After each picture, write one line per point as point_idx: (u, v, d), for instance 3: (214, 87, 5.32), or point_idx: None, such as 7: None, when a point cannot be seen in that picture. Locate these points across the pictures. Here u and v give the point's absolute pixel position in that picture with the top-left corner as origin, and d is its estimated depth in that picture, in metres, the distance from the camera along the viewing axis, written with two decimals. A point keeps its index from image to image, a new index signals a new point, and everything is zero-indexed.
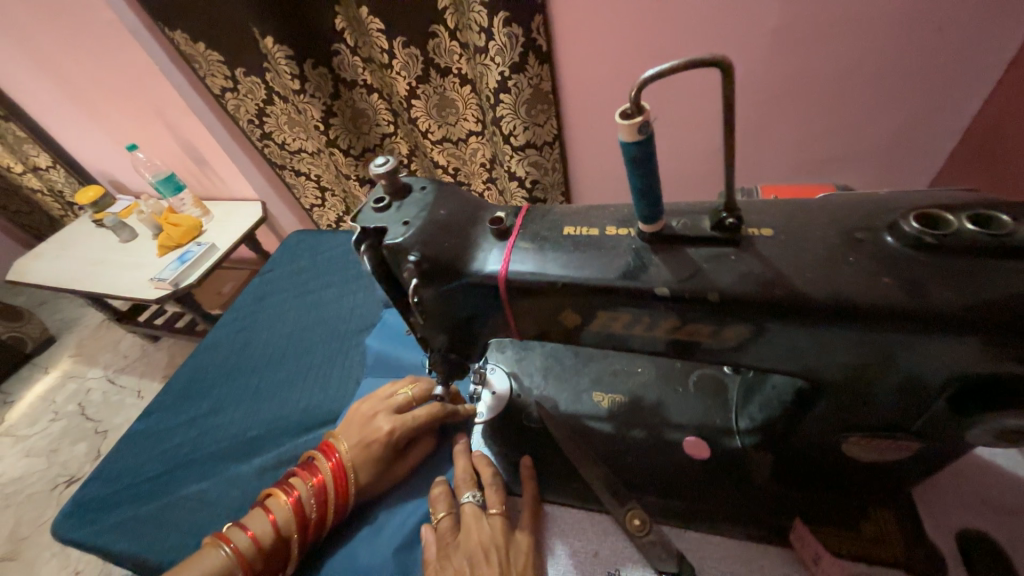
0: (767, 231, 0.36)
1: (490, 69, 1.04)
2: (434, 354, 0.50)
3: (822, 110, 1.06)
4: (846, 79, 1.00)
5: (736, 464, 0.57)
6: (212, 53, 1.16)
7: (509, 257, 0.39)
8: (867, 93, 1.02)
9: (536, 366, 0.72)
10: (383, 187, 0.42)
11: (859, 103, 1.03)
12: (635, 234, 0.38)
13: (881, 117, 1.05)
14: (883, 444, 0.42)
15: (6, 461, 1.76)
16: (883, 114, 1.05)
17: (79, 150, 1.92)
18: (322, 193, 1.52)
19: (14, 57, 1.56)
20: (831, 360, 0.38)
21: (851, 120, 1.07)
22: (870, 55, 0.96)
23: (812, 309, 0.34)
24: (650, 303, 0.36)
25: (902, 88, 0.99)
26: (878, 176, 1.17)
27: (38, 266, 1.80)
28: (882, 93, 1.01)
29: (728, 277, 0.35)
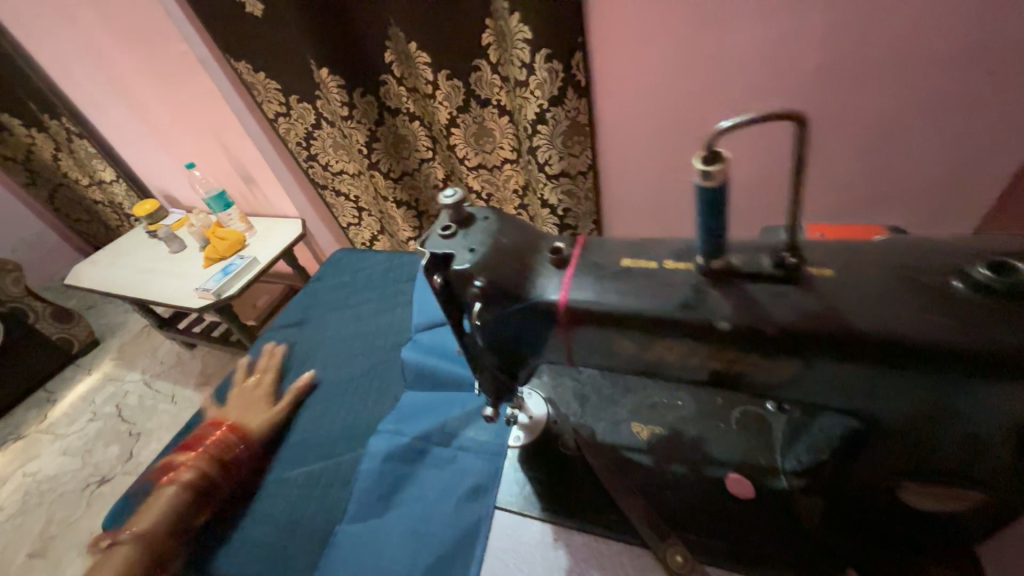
0: (825, 271, 0.37)
1: (529, 101, 1.09)
2: (484, 372, 0.52)
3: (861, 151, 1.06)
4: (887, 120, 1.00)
5: (782, 505, 0.55)
6: (271, 81, 1.24)
7: (568, 287, 0.41)
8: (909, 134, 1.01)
9: (572, 394, 0.72)
10: (450, 215, 0.45)
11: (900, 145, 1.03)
12: (693, 268, 0.39)
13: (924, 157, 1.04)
14: (942, 491, 0.42)
15: (45, 457, 1.84)
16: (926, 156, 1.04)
17: (141, 167, 2.07)
18: (359, 213, 1.57)
19: (95, 82, 1.71)
20: (893, 403, 0.37)
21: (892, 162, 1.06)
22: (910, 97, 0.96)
23: (870, 346, 0.34)
24: (710, 336, 0.38)
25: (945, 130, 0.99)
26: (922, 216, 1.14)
27: (95, 272, 1.92)
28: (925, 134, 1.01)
29: (787, 313, 0.35)
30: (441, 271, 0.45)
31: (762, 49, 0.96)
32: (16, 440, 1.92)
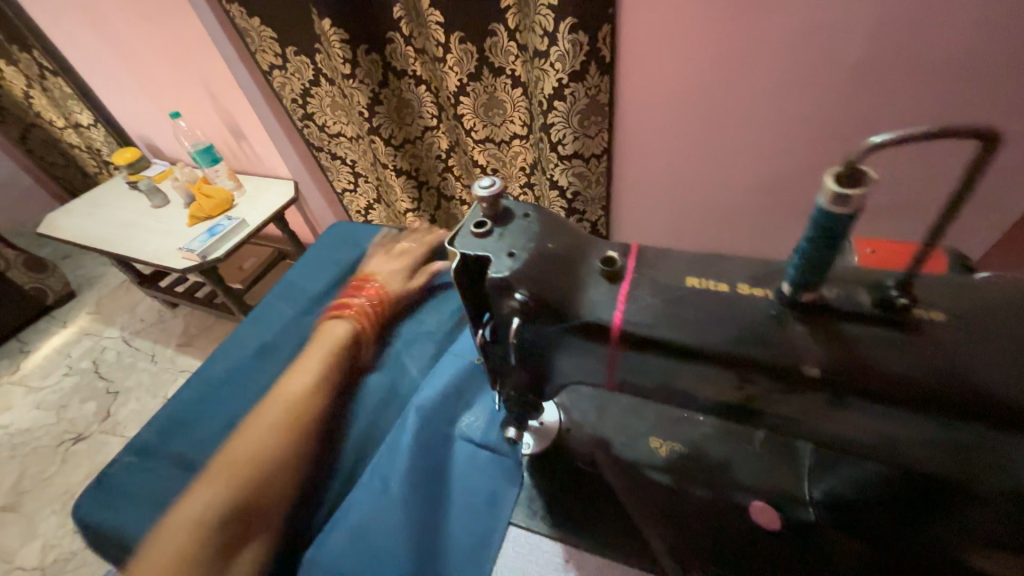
0: (940, 316, 0.32)
1: (547, 74, 0.99)
2: (507, 386, 0.46)
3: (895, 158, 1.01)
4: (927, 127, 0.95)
5: (810, 537, 0.52)
6: (266, 29, 1.12)
7: (624, 309, 0.35)
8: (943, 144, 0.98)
9: (588, 401, 0.68)
10: (483, 209, 0.39)
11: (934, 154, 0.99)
12: (772, 294, 0.34)
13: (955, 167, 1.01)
14: None
15: (17, 410, 1.76)
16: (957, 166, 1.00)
17: (121, 111, 1.91)
18: (356, 178, 1.47)
19: (69, 11, 1.55)
20: (985, 460, 0.33)
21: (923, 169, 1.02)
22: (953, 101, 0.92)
23: (992, 407, 0.30)
24: (792, 376, 0.33)
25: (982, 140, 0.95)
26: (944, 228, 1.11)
27: (70, 222, 1.80)
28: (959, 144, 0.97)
29: (899, 365, 0.32)
30: (471, 274, 0.39)
31: (808, 37, 0.90)
32: None
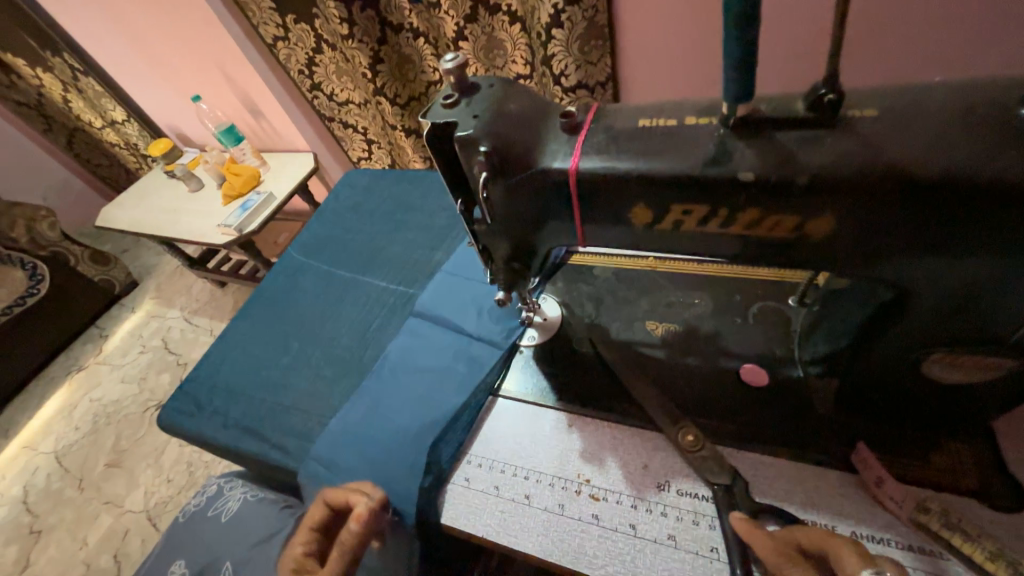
0: (868, 112, 0.33)
1: (543, 2, 0.96)
2: (497, 263, 0.51)
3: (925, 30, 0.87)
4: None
5: (797, 390, 0.55)
6: (264, 0, 1.13)
7: (579, 154, 0.39)
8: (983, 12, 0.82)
9: (587, 296, 0.71)
10: (452, 84, 0.42)
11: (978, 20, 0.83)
12: (716, 121, 0.36)
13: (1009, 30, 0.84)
14: (971, 361, 0.40)
15: (105, 385, 2.01)
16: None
17: (148, 104, 2.02)
18: (369, 145, 1.52)
19: (86, 9, 1.63)
20: (933, 263, 0.34)
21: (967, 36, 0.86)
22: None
23: (921, 187, 0.31)
24: (733, 190, 0.35)
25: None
26: None
27: (120, 213, 1.96)
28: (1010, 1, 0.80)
29: (823, 158, 0.33)
30: (444, 144, 0.43)
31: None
32: (78, 369, 2.08)
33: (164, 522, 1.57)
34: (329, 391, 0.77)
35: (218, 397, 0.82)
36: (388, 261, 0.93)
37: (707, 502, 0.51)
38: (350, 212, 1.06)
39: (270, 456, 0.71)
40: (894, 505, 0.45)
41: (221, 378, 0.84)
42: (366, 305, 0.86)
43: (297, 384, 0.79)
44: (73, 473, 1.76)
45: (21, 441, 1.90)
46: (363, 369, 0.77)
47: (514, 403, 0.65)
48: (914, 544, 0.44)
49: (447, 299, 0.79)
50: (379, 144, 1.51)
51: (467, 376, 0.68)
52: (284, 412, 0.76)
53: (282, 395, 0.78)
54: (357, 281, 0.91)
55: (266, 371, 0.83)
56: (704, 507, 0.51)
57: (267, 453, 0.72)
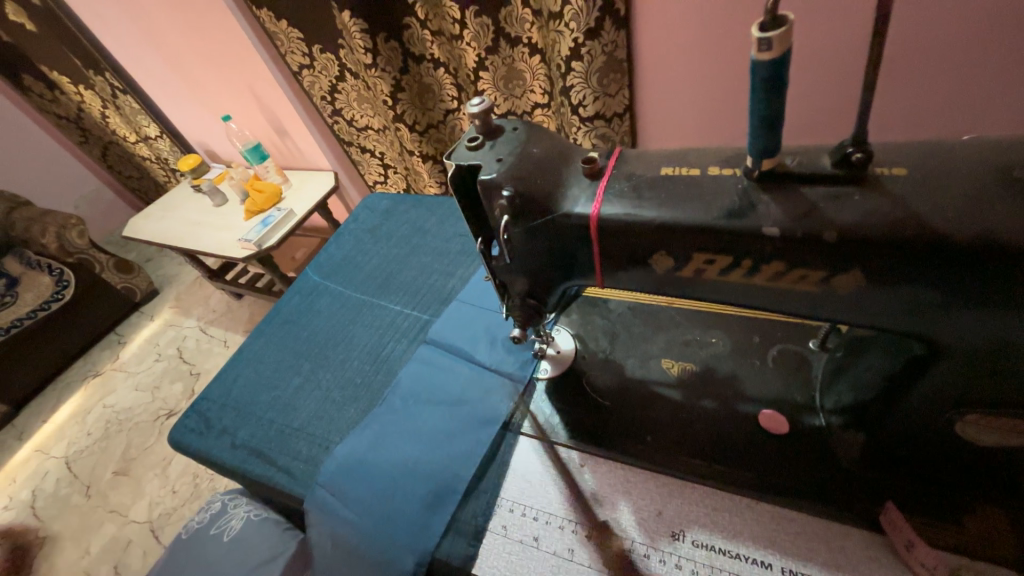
0: (898, 170, 0.32)
1: (563, 35, 0.99)
2: (513, 299, 0.51)
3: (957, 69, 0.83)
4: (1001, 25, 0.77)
5: (819, 440, 0.53)
6: (293, 31, 1.18)
7: (601, 200, 0.39)
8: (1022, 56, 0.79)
9: (601, 330, 0.70)
10: (477, 127, 0.43)
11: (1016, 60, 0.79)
12: (740, 173, 0.36)
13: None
14: (1007, 425, 0.38)
15: (119, 392, 2.03)
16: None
17: (181, 122, 2.11)
18: (386, 169, 1.56)
19: (131, 33, 1.73)
20: (975, 327, 0.33)
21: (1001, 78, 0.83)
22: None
23: (954, 250, 0.30)
24: (758, 244, 0.35)
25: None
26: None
27: (147, 224, 2.03)
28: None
29: (851, 215, 0.32)
30: (466, 185, 0.44)
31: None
32: (94, 375, 2.12)
33: (166, 533, 1.57)
34: (337, 414, 0.76)
35: (228, 416, 0.82)
36: (402, 285, 0.93)
37: (724, 556, 0.49)
38: (369, 235, 1.08)
39: (273, 479, 0.71)
40: (926, 571, 0.43)
41: (232, 397, 0.85)
42: (380, 329, 0.87)
43: (305, 407, 0.79)
44: (81, 478, 1.77)
45: (35, 443, 1.93)
46: (373, 393, 0.77)
47: (525, 440, 0.64)
48: None
49: (460, 329, 0.79)
50: (395, 169, 1.55)
51: (477, 408, 0.67)
52: (291, 435, 0.76)
53: (290, 418, 0.78)
54: (372, 304, 0.92)
55: (276, 392, 0.83)
56: (720, 561, 0.49)
57: (270, 476, 0.71)
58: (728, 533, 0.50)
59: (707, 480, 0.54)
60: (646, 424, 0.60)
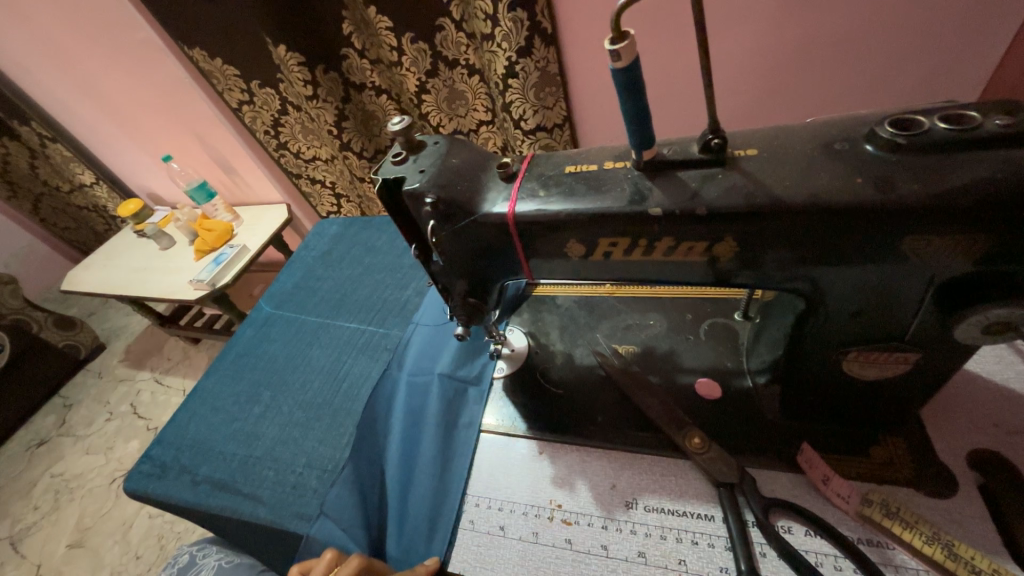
0: (752, 151, 0.39)
1: (497, 55, 1.04)
2: (455, 300, 0.54)
3: (819, 81, 1.03)
4: (848, 49, 0.96)
5: (746, 400, 0.59)
6: (229, 67, 1.18)
7: (515, 199, 0.43)
8: (863, 74, 1.00)
9: (551, 326, 0.75)
10: (400, 143, 0.47)
11: (858, 79, 1.01)
12: (631, 165, 0.42)
13: (882, 88, 1.02)
14: (881, 358, 0.44)
15: (67, 458, 1.90)
16: (890, 78, 1.00)
17: (119, 166, 2.05)
18: (338, 199, 1.57)
19: (57, 81, 1.68)
20: (832, 278, 0.39)
21: (848, 93, 1.04)
22: (888, 11, 0.89)
23: (792, 212, 0.35)
24: (648, 225, 0.40)
25: (910, 61, 0.96)
26: (915, 96, 1.02)
27: (87, 275, 1.93)
28: (886, 65, 0.98)
29: (717, 192, 0.37)
30: (395, 199, 0.47)
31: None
32: (38, 444, 1.97)
33: None
34: (302, 437, 0.76)
35: (188, 457, 0.79)
36: (358, 304, 0.95)
37: (673, 516, 0.53)
38: (322, 261, 1.08)
39: (241, 510, 0.69)
40: (841, 500, 0.48)
41: (188, 439, 0.82)
42: (338, 350, 0.87)
43: (267, 437, 0.78)
44: (29, 558, 1.63)
45: None
46: (336, 412, 0.78)
47: (485, 436, 0.66)
48: (864, 537, 0.46)
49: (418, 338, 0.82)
50: (348, 198, 1.56)
51: (439, 410, 0.70)
52: (257, 465, 0.75)
53: (255, 450, 0.77)
54: (329, 326, 0.93)
55: (238, 427, 0.81)
56: (670, 521, 0.53)
57: (238, 506, 0.70)
58: (675, 495, 0.54)
59: (652, 449, 0.58)
60: (596, 406, 0.64)
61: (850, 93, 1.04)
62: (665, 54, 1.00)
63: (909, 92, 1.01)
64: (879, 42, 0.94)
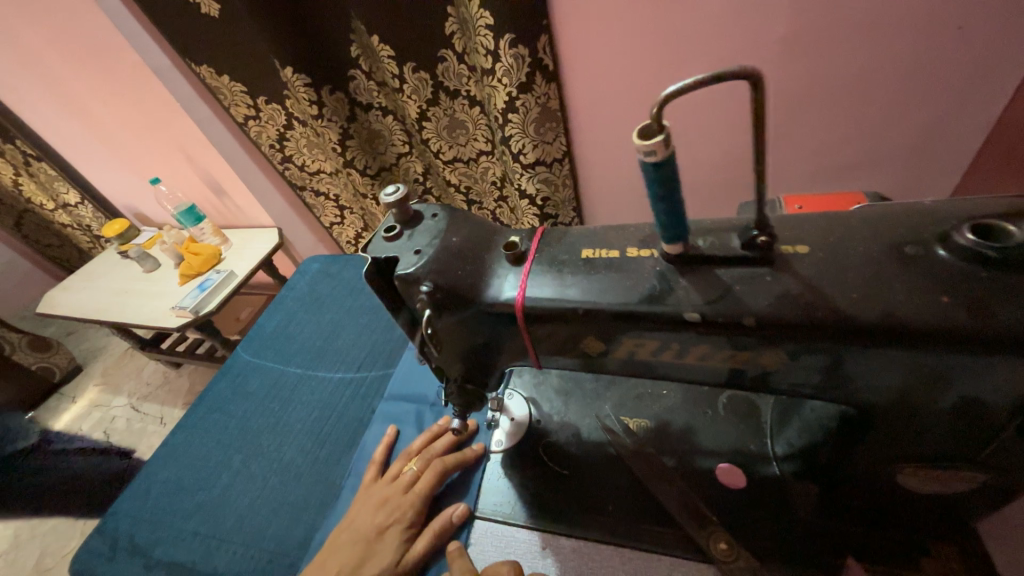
0: (801, 249, 0.35)
1: (497, 90, 0.98)
2: (450, 383, 0.49)
3: (827, 130, 1.00)
4: (859, 100, 0.94)
5: (777, 493, 0.52)
6: (237, 84, 1.08)
7: (525, 283, 0.39)
8: (872, 126, 0.98)
9: (556, 392, 0.68)
10: (394, 216, 0.43)
11: (869, 129, 0.99)
12: (658, 255, 0.38)
13: (890, 142, 1.00)
14: (944, 475, 0.39)
15: (32, 491, 1.76)
16: (898, 132, 0.98)
17: (107, 186, 1.98)
18: (341, 213, 1.42)
19: (46, 100, 1.62)
20: (881, 386, 0.35)
21: (863, 140, 1.01)
22: (897, 63, 0.88)
23: (857, 331, 0.32)
24: (679, 327, 0.35)
25: (923, 111, 0.94)
26: (921, 152, 1.01)
27: (65, 298, 1.83)
28: (901, 109, 0.95)
29: (764, 298, 0.34)
30: (386, 277, 0.42)
31: (740, 16, 0.87)
32: None
33: None
34: (273, 515, 0.68)
35: (149, 533, 0.71)
36: (343, 354, 0.88)
37: None
38: (306, 303, 1.02)
39: None
40: None
41: (148, 507, 0.74)
42: (320, 408, 0.80)
43: (238, 513, 0.70)
44: None
45: None
46: (314, 485, 0.70)
47: (481, 523, 0.59)
48: None
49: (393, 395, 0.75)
50: (352, 211, 1.41)
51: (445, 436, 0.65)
52: (223, 547, 0.67)
53: (223, 527, 0.69)
54: (310, 377, 0.86)
55: (206, 498, 0.73)
56: None
57: None
58: None
59: (672, 549, 0.50)
60: (606, 492, 0.57)
61: (860, 142, 1.01)
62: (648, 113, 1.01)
63: (913, 145, 1.00)
64: (890, 92, 0.92)
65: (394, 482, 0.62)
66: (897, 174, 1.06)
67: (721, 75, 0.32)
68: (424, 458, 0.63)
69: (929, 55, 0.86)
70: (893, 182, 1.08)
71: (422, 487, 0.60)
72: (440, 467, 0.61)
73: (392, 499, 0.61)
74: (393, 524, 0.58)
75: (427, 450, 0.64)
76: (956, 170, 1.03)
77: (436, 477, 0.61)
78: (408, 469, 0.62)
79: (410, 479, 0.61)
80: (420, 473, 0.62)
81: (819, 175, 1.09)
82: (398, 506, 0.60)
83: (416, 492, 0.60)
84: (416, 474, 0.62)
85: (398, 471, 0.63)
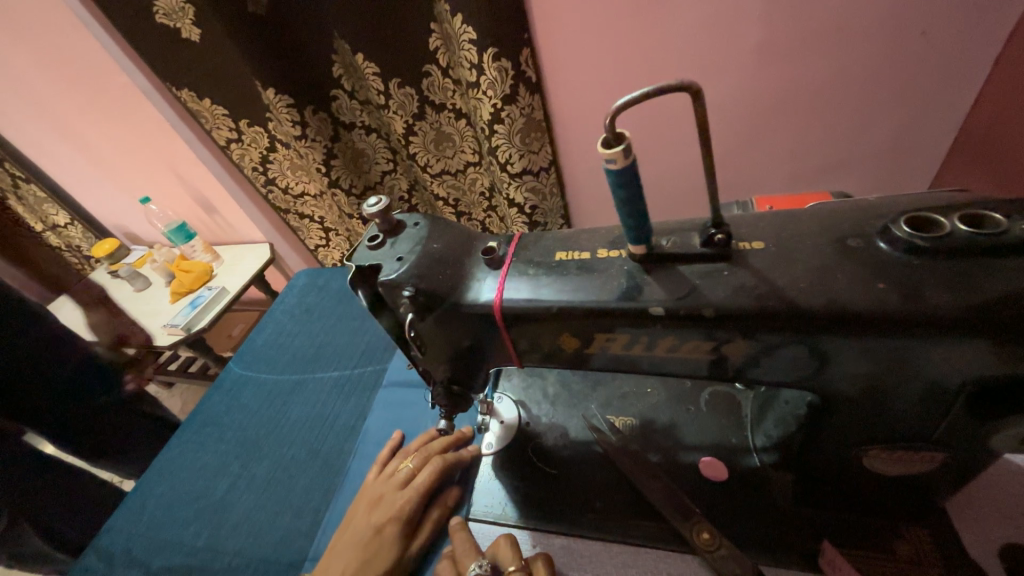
0: (758, 244, 0.38)
1: (482, 102, 1.00)
2: (435, 386, 0.50)
3: (800, 133, 1.04)
4: (828, 103, 0.98)
5: (757, 483, 0.54)
6: (218, 108, 1.10)
7: (503, 285, 0.41)
8: (842, 128, 1.02)
9: (543, 394, 0.69)
10: (378, 225, 0.45)
11: (839, 132, 1.02)
12: (626, 255, 0.40)
13: (860, 143, 1.04)
14: (905, 455, 0.41)
15: None
16: (868, 133, 1.02)
17: (96, 206, 1.97)
18: (327, 234, 1.43)
19: (34, 122, 1.62)
20: (842, 372, 0.37)
21: (834, 143, 1.05)
22: (862, 69, 0.92)
23: (811, 319, 0.34)
24: (648, 321, 0.38)
25: (889, 113, 0.98)
26: (890, 153, 1.05)
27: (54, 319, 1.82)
28: (868, 112, 0.99)
29: (724, 291, 0.36)
30: (370, 284, 0.44)
31: (711, 27, 0.91)
32: None
33: None
34: (269, 524, 0.68)
35: (144, 548, 0.71)
36: (334, 364, 0.89)
37: None
38: (296, 315, 1.03)
39: None
40: None
41: (143, 523, 0.74)
42: (313, 417, 0.81)
43: (233, 523, 0.70)
44: None
45: None
46: (309, 492, 0.71)
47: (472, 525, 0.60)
48: None
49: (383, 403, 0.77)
50: (337, 231, 1.43)
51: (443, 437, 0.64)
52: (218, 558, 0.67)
53: (218, 539, 0.69)
54: (302, 387, 0.87)
55: (201, 510, 0.73)
56: None
57: None
58: None
59: (656, 542, 0.52)
60: (593, 488, 0.58)
61: (832, 145, 1.05)
62: (627, 120, 1.04)
63: (882, 146, 1.04)
64: (856, 96, 0.96)
65: (390, 480, 0.60)
66: (869, 175, 1.10)
67: (674, 87, 0.35)
68: (421, 455, 0.62)
69: (892, 60, 0.90)
70: (865, 183, 1.12)
71: (418, 484, 0.58)
72: (438, 462, 0.60)
73: (388, 496, 0.59)
74: (387, 522, 0.56)
75: (425, 447, 0.63)
76: (925, 169, 1.07)
77: (433, 475, 0.59)
78: (404, 467, 0.61)
79: (406, 475, 0.60)
80: (417, 470, 0.60)
81: (795, 178, 1.13)
82: (393, 503, 0.58)
83: (412, 488, 0.58)
84: (413, 471, 0.60)
85: (394, 468, 0.62)
